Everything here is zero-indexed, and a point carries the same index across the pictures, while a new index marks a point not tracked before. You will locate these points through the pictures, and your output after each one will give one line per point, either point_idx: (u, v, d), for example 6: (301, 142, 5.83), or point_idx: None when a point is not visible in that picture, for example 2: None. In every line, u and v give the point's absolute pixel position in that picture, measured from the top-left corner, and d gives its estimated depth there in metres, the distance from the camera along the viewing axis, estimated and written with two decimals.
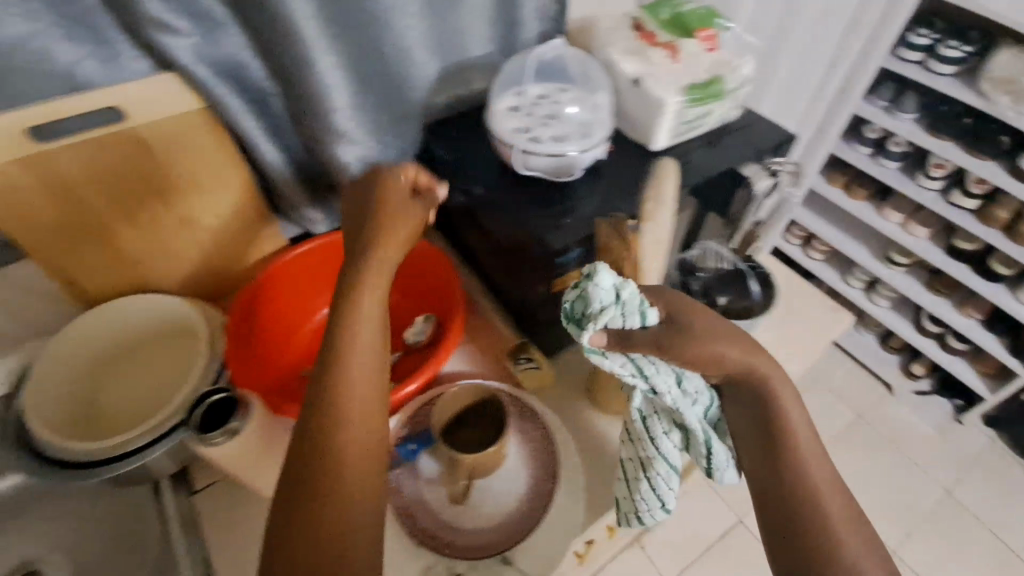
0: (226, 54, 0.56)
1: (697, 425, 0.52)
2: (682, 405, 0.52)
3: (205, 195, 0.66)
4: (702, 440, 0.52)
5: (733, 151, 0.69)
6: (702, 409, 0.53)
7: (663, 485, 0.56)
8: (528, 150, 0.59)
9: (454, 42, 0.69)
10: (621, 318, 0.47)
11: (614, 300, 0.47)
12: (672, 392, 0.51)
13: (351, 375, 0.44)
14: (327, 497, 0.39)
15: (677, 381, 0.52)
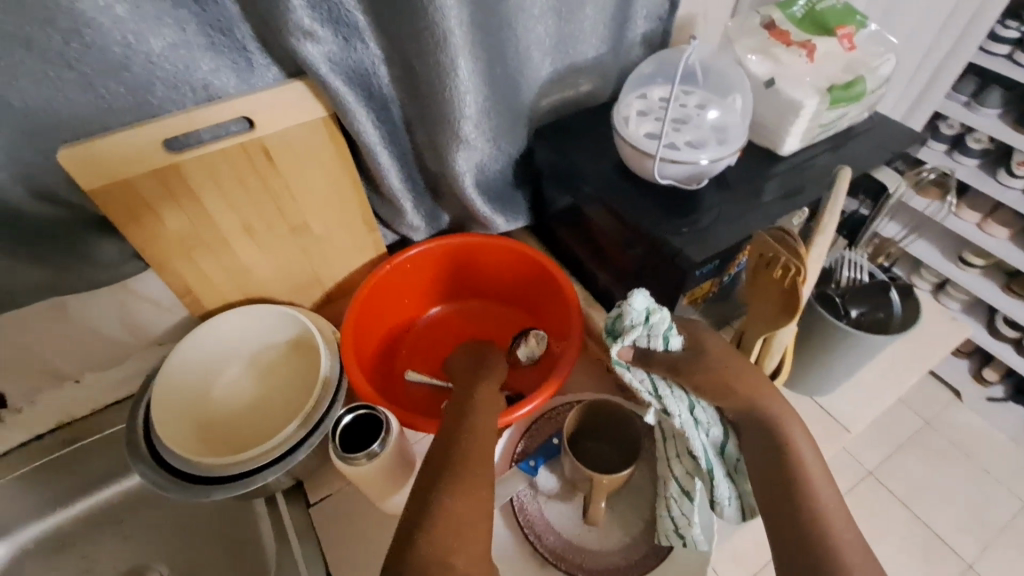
0: (356, 59, 0.54)
1: (701, 452, 0.51)
2: (689, 432, 0.51)
3: (319, 208, 0.66)
4: (704, 468, 0.51)
5: (865, 154, 0.65)
6: (715, 443, 0.52)
7: (679, 509, 0.54)
8: (663, 159, 0.56)
9: (567, 44, 0.67)
10: (648, 336, 0.52)
11: (642, 321, 0.52)
12: (682, 417, 0.52)
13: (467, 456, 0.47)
14: (443, 538, 0.40)
15: (689, 408, 0.52)
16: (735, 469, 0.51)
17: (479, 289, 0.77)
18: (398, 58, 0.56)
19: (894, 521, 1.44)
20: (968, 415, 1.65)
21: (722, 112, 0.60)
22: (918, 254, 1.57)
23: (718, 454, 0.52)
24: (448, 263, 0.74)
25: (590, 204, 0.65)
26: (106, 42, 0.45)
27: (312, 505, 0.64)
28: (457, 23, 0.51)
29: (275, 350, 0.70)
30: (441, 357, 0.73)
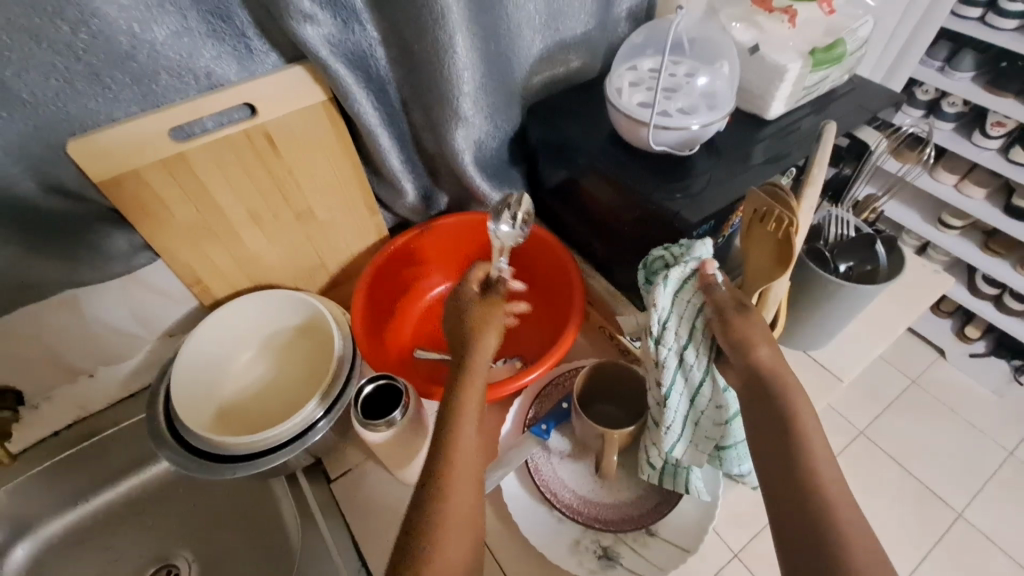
0: (356, 42, 0.56)
1: (668, 379, 0.53)
2: (668, 368, 0.53)
3: (323, 193, 0.67)
4: (666, 391, 0.54)
5: (847, 115, 0.68)
6: (690, 386, 0.53)
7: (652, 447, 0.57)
8: (657, 127, 0.59)
9: (556, 20, 0.68)
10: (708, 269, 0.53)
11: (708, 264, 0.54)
12: (670, 350, 0.52)
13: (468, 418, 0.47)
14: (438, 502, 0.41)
15: (682, 348, 0.52)
16: (699, 418, 0.54)
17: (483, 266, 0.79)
18: (395, 39, 0.57)
19: (888, 476, 1.49)
20: (953, 372, 1.72)
21: (711, 78, 0.62)
22: (901, 219, 1.63)
23: (687, 400, 0.54)
24: (448, 242, 0.76)
25: (587, 176, 0.67)
26: (111, 31, 0.47)
27: (332, 480, 0.66)
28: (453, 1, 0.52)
29: (284, 335, 0.71)
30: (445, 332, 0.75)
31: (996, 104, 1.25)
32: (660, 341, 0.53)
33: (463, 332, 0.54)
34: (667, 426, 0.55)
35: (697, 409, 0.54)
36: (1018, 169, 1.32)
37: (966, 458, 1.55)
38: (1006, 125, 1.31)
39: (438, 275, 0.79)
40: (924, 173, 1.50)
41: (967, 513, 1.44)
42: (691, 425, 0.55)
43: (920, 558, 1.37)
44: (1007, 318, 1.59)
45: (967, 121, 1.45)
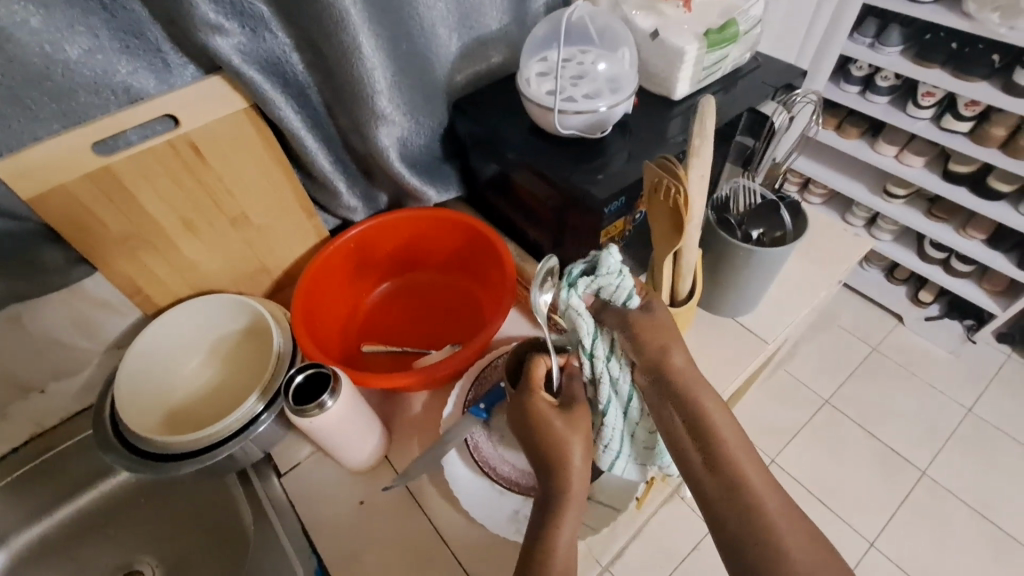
0: (269, 50, 0.59)
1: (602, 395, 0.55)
2: (603, 381, 0.54)
3: (255, 199, 0.69)
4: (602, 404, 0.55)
5: (751, 91, 0.72)
6: (621, 398, 0.55)
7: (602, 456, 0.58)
8: (563, 112, 0.62)
9: (471, 18, 0.72)
10: (618, 289, 0.53)
11: (617, 273, 0.53)
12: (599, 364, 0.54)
13: (560, 561, 0.45)
14: None
15: (608, 359, 0.54)
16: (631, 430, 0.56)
17: (424, 259, 0.82)
18: (307, 44, 0.60)
19: (853, 441, 1.55)
20: (911, 336, 1.78)
21: (613, 64, 0.65)
22: (848, 191, 1.70)
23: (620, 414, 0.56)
24: (389, 240, 0.78)
25: (510, 165, 0.70)
26: (26, 54, 0.49)
27: (281, 476, 0.67)
28: (354, 5, 0.56)
29: (228, 341, 0.72)
30: (391, 327, 0.78)
31: (925, 75, 1.34)
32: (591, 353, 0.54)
33: (548, 454, 0.49)
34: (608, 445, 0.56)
35: (631, 417, 0.56)
36: (950, 134, 1.42)
37: (928, 417, 1.60)
38: (936, 94, 1.39)
39: (382, 274, 0.82)
40: (822, 132, 1.65)
41: (931, 469, 1.50)
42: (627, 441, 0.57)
43: (887, 518, 1.43)
44: (957, 279, 1.66)
45: (901, 93, 1.52)
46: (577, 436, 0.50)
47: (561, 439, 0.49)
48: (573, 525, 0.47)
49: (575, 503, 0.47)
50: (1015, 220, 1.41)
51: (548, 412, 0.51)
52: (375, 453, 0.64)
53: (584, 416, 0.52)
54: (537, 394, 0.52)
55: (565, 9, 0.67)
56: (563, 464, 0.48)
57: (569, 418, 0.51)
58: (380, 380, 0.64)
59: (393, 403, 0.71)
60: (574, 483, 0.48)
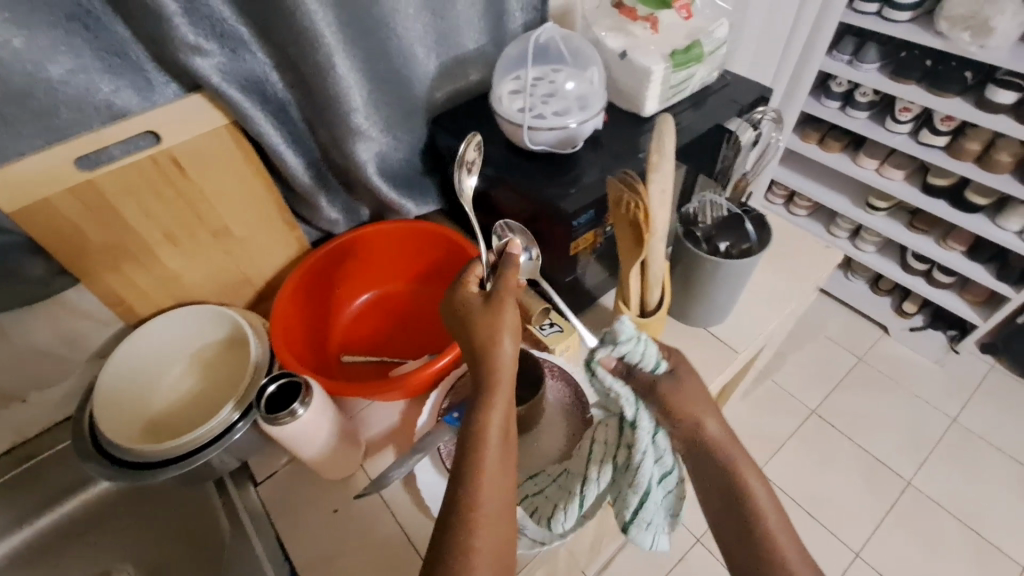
0: (250, 70, 0.61)
1: (645, 473, 0.55)
2: (643, 458, 0.55)
3: (236, 211, 0.71)
4: (642, 483, 0.55)
5: (718, 109, 0.75)
6: (660, 471, 0.56)
7: (642, 526, 0.57)
8: (534, 129, 0.64)
9: (449, 38, 0.73)
10: (643, 355, 0.53)
11: (636, 338, 0.53)
12: (644, 438, 0.55)
13: (494, 435, 0.46)
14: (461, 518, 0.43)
15: (653, 432, 0.55)
16: (666, 498, 0.57)
17: (406, 271, 0.84)
18: (286, 64, 0.62)
19: (838, 451, 1.56)
20: (896, 347, 1.80)
21: (583, 84, 0.68)
22: (831, 203, 1.74)
23: (659, 479, 0.56)
24: (369, 252, 0.80)
25: (487, 179, 0.72)
26: (10, 73, 0.51)
27: (258, 484, 0.68)
28: (332, 28, 0.58)
29: (211, 350, 0.73)
30: (372, 339, 0.79)
31: (901, 91, 1.38)
32: (636, 424, 0.55)
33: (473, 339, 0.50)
34: (647, 520, 0.57)
35: (665, 486, 0.57)
36: (928, 148, 1.45)
37: (913, 427, 1.62)
38: (913, 110, 1.44)
39: (361, 286, 0.83)
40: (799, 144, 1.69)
41: (916, 480, 1.51)
42: (662, 510, 0.58)
43: (873, 528, 1.43)
44: (940, 290, 1.69)
45: (880, 109, 1.56)
46: (503, 329, 0.50)
47: (487, 327, 0.50)
48: (507, 399, 0.48)
49: (505, 384, 0.48)
50: (995, 234, 1.44)
51: (473, 308, 0.52)
52: (349, 463, 0.66)
53: (509, 301, 0.51)
54: (464, 290, 0.54)
55: (535, 31, 0.69)
56: (490, 350, 0.49)
57: (488, 306, 0.51)
58: (352, 390, 0.65)
59: (370, 413, 0.72)
60: (503, 365, 0.49)
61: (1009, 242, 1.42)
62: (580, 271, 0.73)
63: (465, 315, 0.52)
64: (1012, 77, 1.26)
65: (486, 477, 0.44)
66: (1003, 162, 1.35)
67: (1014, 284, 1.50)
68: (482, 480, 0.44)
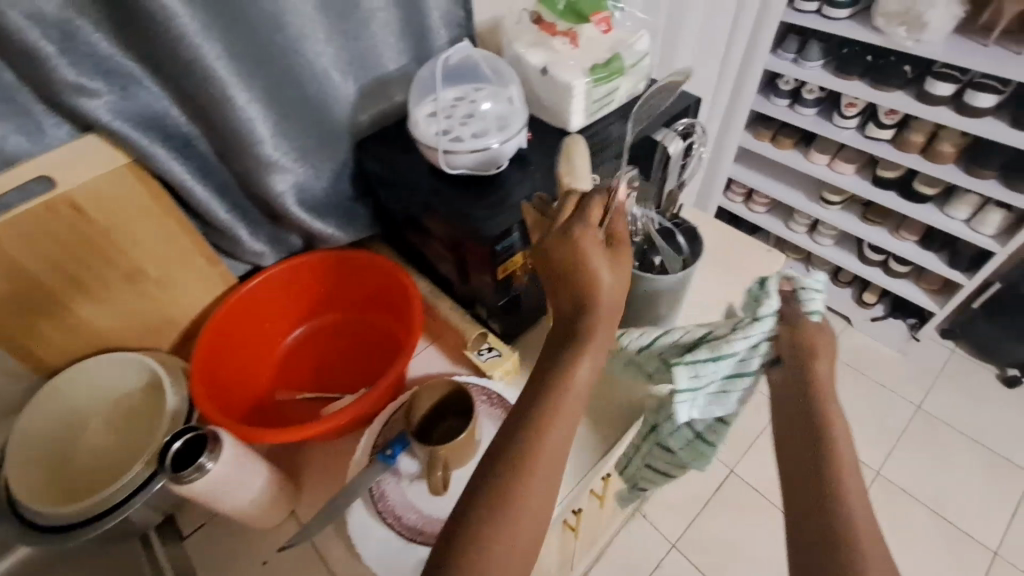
0: (146, 106, 0.58)
1: (738, 345, 0.58)
2: (742, 341, 0.58)
3: (149, 251, 0.68)
4: (729, 348, 0.58)
5: (647, 120, 0.74)
6: (738, 358, 0.59)
7: (702, 367, 0.59)
8: (452, 153, 0.63)
9: (368, 60, 0.70)
10: (815, 295, 0.58)
11: (818, 288, 0.58)
12: (759, 327, 0.58)
13: (564, 414, 0.46)
14: (503, 503, 0.42)
15: (757, 341, 0.58)
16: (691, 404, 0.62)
17: (340, 300, 0.81)
18: (186, 98, 0.59)
19: None
20: (858, 337, 1.82)
21: (502, 103, 0.66)
22: (786, 199, 1.75)
23: (738, 360, 0.59)
24: (299, 284, 0.77)
25: (412, 204, 0.69)
26: None
27: (185, 537, 0.66)
28: (222, 59, 0.55)
29: (129, 399, 0.69)
30: (306, 376, 0.76)
31: (846, 87, 1.39)
32: (758, 320, 0.58)
33: (579, 284, 0.49)
34: (698, 372, 0.59)
35: (730, 382, 0.61)
36: (875, 142, 1.47)
37: (878, 416, 1.64)
38: (858, 105, 1.45)
39: (294, 319, 0.80)
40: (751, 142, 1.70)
41: (884, 469, 1.52)
42: (705, 392, 0.62)
43: None
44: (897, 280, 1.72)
45: (827, 106, 1.58)
46: (603, 284, 0.49)
47: (592, 274, 0.49)
48: (586, 372, 0.47)
49: (596, 344, 0.48)
50: (945, 224, 1.46)
51: (592, 253, 0.49)
52: (278, 511, 0.64)
53: (629, 256, 0.51)
54: (587, 227, 0.50)
55: (443, 53, 0.68)
56: (592, 311, 0.48)
57: (611, 258, 0.50)
58: (276, 435, 0.62)
59: (306, 453, 0.70)
60: (602, 327, 0.48)
61: (958, 231, 1.44)
62: (516, 292, 0.72)
63: (586, 261, 0.49)
64: (949, 70, 1.27)
65: (546, 461, 0.44)
66: (946, 153, 1.37)
67: (966, 270, 1.53)
68: (538, 462, 0.43)
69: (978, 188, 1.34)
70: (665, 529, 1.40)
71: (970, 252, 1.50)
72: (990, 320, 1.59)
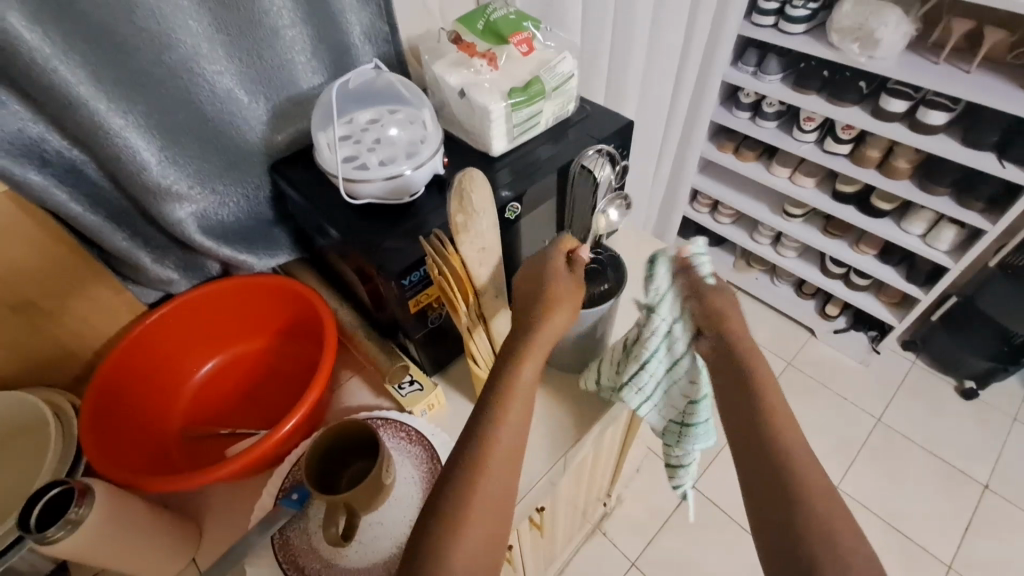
0: (18, 132, 0.54)
1: (653, 347, 0.63)
2: (655, 338, 0.63)
3: (37, 282, 0.63)
4: (647, 355, 0.64)
5: (575, 143, 0.71)
6: (672, 354, 0.64)
7: (641, 381, 0.66)
8: (358, 183, 0.60)
9: (280, 80, 0.66)
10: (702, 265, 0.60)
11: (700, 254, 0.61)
12: (665, 318, 0.62)
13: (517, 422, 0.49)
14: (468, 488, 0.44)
15: (672, 322, 0.62)
16: (677, 382, 0.65)
17: (260, 329, 0.77)
18: (63, 123, 0.55)
19: None
20: (822, 349, 1.81)
21: (417, 128, 0.63)
22: (749, 212, 1.74)
23: (666, 363, 0.65)
24: (212, 313, 0.73)
25: (325, 231, 0.66)
26: None
27: None
28: (87, 85, 0.52)
29: (17, 440, 0.64)
30: (219, 412, 0.73)
31: (804, 102, 1.38)
32: (655, 311, 0.62)
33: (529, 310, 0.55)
34: (639, 386, 0.67)
35: (670, 374, 0.65)
36: (832, 157, 1.46)
37: (840, 430, 1.62)
38: (816, 120, 1.44)
39: (209, 350, 0.76)
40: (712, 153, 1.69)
41: (844, 484, 1.51)
42: (660, 388, 0.67)
43: None
44: (857, 292, 1.71)
45: (787, 119, 1.57)
46: (557, 311, 0.54)
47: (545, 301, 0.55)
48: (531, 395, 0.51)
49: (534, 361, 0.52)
50: (903, 239, 1.45)
51: (554, 286, 0.56)
52: (176, 560, 0.60)
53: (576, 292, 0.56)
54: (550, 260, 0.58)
55: (348, 76, 0.65)
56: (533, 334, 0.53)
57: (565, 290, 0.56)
58: (167, 483, 0.58)
59: (210, 501, 0.66)
60: (540, 343, 0.53)
61: (914, 245, 1.44)
62: (435, 323, 0.68)
63: (539, 280, 0.57)
64: (902, 86, 1.27)
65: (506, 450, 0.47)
66: (900, 169, 1.36)
67: (922, 285, 1.52)
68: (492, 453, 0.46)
69: (932, 204, 1.33)
70: (624, 548, 1.38)
71: (927, 267, 1.50)
72: (948, 332, 1.59)
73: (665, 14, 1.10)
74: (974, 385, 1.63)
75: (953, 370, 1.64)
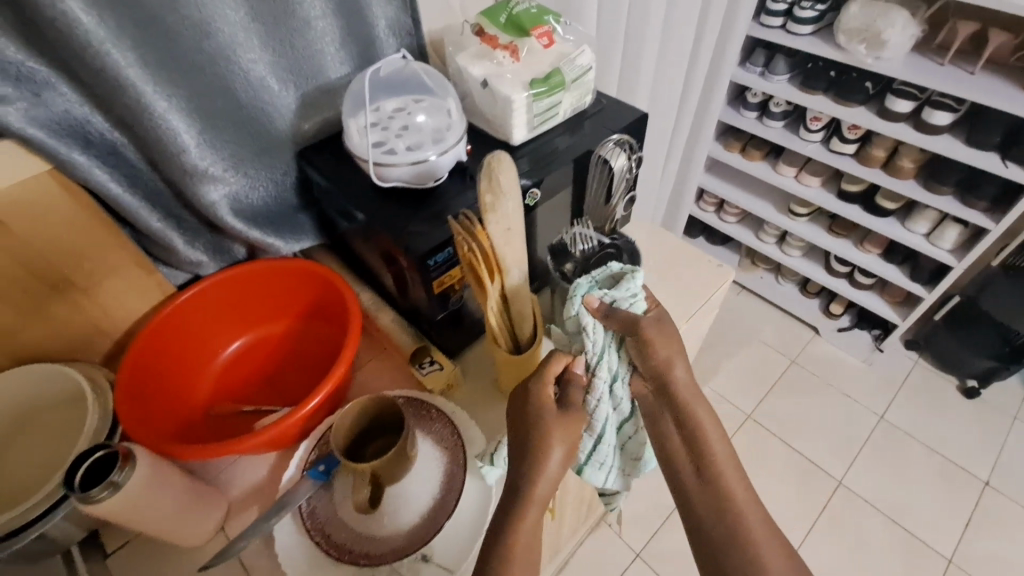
0: (64, 113, 0.57)
1: (600, 417, 0.62)
2: (601, 406, 0.61)
3: (75, 260, 0.66)
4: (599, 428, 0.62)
5: (592, 134, 0.73)
6: (619, 414, 0.64)
7: (601, 457, 0.65)
8: (385, 166, 0.62)
9: (309, 69, 0.69)
10: (630, 301, 0.61)
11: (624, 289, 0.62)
12: (603, 383, 0.61)
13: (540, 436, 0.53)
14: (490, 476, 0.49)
15: (609, 384, 0.62)
16: (626, 442, 0.66)
17: (283, 313, 0.79)
18: (107, 105, 0.58)
19: (769, 455, 1.58)
20: (826, 347, 1.83)
21: (441, 117, 0.66)
22: (755, 211, 1.77)
23: (615, 425, 0.64)
24: (237, 295, 0.76)
25: (350, 216, 0.68)
26: None
27: (109, 555, 0.64)
28: (134, 68, 0.55)
29: (53, 411, 0.66)
30: (243, 392, 0.75)
31: (810, 101, 1.40)
32: (595, 373, 0.61)
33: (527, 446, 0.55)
34: (599, 461, 0.65)
35: (621, 432, 0.65)
36: (838, 156, 1.49)
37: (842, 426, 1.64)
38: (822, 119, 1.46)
39: (233, 332, 0.78)
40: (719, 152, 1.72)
41: (846, 479, 1.53)
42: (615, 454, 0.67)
43: (806, 529, 1.45)
44: (861, 291, 1.73)
45: (794, 119, 1.59)
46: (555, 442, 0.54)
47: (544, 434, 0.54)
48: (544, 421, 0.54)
49: (536, 505, 0.52)
50: (907, 237, 1.47)
51: (551, 426, 0.55)
52: (204, 528, 0.62)
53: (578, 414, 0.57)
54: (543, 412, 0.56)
55: (376, 64, 0.67)
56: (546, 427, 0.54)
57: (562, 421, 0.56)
58: (199, 452, 0.60)
59: (236, 474, 0.69)
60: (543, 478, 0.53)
61: (918, 244, 1.46)
62: (456, 306, 0.70)
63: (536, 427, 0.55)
64: (907, 87, 1.29)
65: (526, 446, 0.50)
66: (906, 168, 1.38)
67: (926, 283, 1.54)
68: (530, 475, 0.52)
69: (936, 203, 1.35)
70: (628, 538, 1.40)
71: (931, 266, 1.51)
72: (951, 331, 1.60)
73: (677, 12, 1.12)
74: (976, 384, 1.65)
75: (955, 369, 1.65)
